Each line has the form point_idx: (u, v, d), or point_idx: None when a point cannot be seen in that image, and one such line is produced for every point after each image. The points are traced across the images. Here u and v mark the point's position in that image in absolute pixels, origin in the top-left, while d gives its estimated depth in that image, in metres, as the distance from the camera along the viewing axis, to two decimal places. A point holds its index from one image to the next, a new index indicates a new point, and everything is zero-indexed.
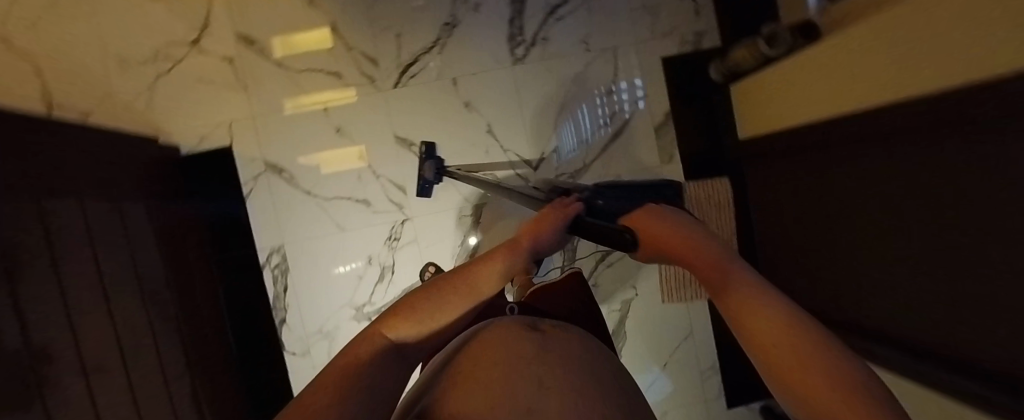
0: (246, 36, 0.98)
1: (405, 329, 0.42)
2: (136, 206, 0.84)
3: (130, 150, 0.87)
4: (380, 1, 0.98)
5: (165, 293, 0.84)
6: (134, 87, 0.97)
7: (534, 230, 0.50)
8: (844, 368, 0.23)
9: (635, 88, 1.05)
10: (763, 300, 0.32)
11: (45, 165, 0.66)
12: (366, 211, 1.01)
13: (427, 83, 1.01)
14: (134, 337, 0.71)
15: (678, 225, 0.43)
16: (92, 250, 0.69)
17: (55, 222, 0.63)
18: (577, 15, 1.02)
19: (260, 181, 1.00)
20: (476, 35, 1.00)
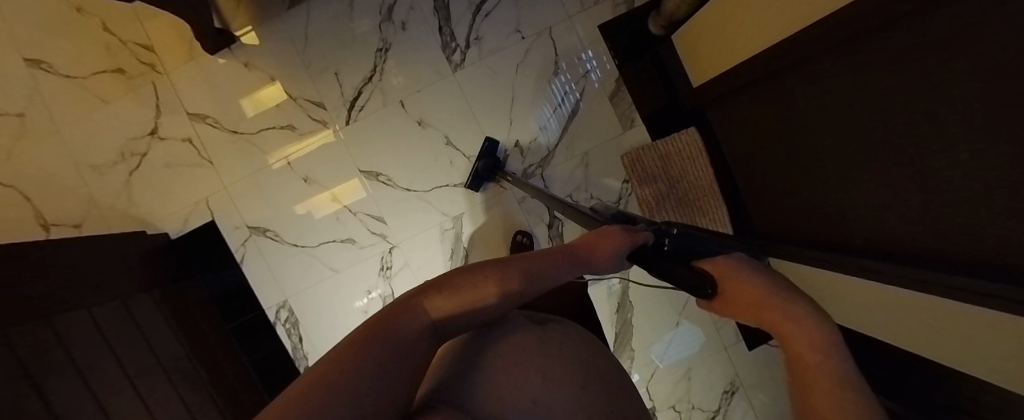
0: (198, 112, 1.01)
1: (446, 306, 0.40)
2: (142, 297, 0.89)
3: (124, 248, 0.92)
4: (312, 45, 0.99)
5: (190, 368, 0.90)
6: (111, 188, 1.02)
7: (595, 246, 0.53)
8: None
9: (581, 61, 1.04)
10: (832, 374, 0.26)
11: (46, 285, 0.70)
12: (354, 249, 1.05)
13: (377, 112, 1.02)
14: (171, 415, 0.77)
15: (755, 276, 0.39)
16: (111, 348, 0.75)
17: (70, 332, 0.69)
18: (503, 6, 1.01)
19: (249, 246, 1.04)
20: (411, 53, 1.01)
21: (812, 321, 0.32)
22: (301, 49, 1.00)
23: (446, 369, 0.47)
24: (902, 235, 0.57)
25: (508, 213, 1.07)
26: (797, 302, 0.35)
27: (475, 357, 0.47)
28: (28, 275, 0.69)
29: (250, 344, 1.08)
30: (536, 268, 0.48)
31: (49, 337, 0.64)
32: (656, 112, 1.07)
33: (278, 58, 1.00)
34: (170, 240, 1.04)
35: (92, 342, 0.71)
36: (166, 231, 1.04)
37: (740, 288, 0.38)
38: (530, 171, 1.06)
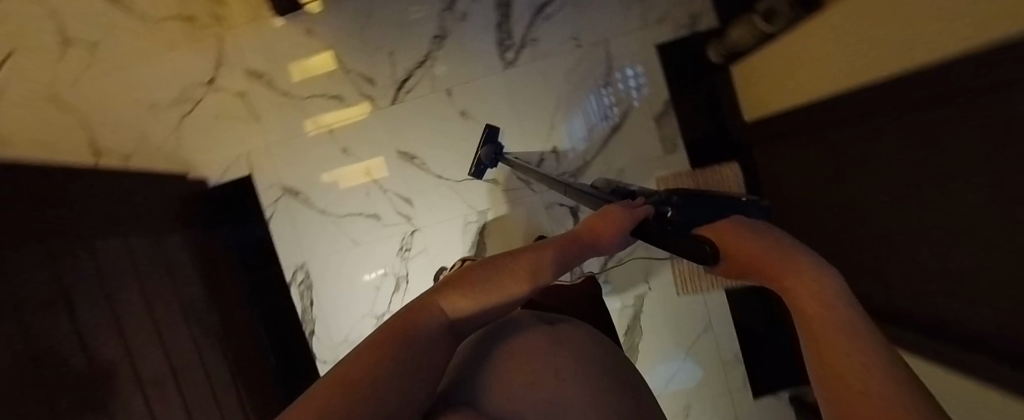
0: (254, 70, 1.05)
1: (461, 303, 0.41)
2: (176, 236, 0.93)
3: (165, 188, 0.96)
4: (372, 22, 1.01)
5: (207, 312, 0.93)
6: (163, 128, 1.07)
7: (597, 229, 0.45)
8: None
9: (632, 78, 1.03)
10: (851, 337, 0.20)
11: (89, 214, 0.73)
12: (377, 225, 1.06)
13: (423, 97, 1.03)
14: (183, 354, 0.80)
15: (767, 241, 0.32)
16: (140, 280, 0.78)
17: (108, 259, 0.72)
18: (564, 11, 1.00)
19: (279, 205, 1.07)
20: (466, 44, 1.01)
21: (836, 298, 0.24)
22: (361, 24, 1.02)
23: (464, 364, 0.47)
24: (949, 312, 0.54)
25: (533, 216, 1.06)
26: (817, 265, 0.28)
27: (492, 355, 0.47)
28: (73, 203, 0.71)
29: (264, 299, 1.11)
30: (539, 260, 0.45)
31: (85, 264, 0.67)
32: (700, 140, 1.05)
33: (338, 29, 1.02)
34: (208, 187, 1.08)
35: (122, 275, 0.74)
36: (204, 178, 1.08)
37: (745, 255, 0.31)
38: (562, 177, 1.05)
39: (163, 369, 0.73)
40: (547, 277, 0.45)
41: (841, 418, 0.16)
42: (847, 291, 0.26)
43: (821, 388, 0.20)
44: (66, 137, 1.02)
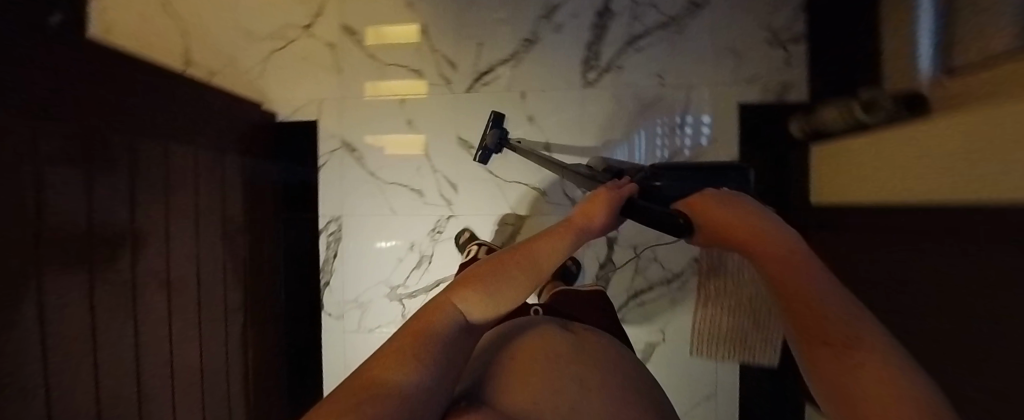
0: (348, 26, 1.09)
1: (473, 300, 0.44)
2: (236, 158, 0.97)
3: (240, 112, 1.00)
4: (470, 10, 1.04)
5: (240, 237, 0.96)
6: (251, 58, 1.12)
7: (587, 212, 0.48)
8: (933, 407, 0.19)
9: (699, 124, 1.01)
10: (834, 316, 0.27)
11: (164, 117, 0.77)
12: (417, 200, 1.08)
13: (496, 93, 1.05)
14: (200, 271, 0.83)
15: (739, 208, 0.39)
16: (191, 191, 0.81)
17: (170, 164, 0.76)
18: (657, 47, 1.00)
19: (334, 156, 1.11)
20: (553, 55, 1.02)
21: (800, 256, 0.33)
22: (460, 10, 1.04)
23: (488, 361, 0.49)
24: None
25: None
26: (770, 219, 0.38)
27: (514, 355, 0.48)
28: (152, 103, 0.75)
29: (294, 238, 1.15)
30: (542, 247, 0.48)
31: (141, 162, 0.69)
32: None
33: (437, 9, 1.05)
34: (275, 122, 1.12)
35: (175, 181, 0.77)
36: (275, 112, 1.12)
37: (721, 221, 0.38)
38: None
39: (171, 278, 0.74)
40: (553, 261, 0.48)
41: (836, 382, 0.24)
42: (796, 239, 0.36)
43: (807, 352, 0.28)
44: (170, 45, 1.12)
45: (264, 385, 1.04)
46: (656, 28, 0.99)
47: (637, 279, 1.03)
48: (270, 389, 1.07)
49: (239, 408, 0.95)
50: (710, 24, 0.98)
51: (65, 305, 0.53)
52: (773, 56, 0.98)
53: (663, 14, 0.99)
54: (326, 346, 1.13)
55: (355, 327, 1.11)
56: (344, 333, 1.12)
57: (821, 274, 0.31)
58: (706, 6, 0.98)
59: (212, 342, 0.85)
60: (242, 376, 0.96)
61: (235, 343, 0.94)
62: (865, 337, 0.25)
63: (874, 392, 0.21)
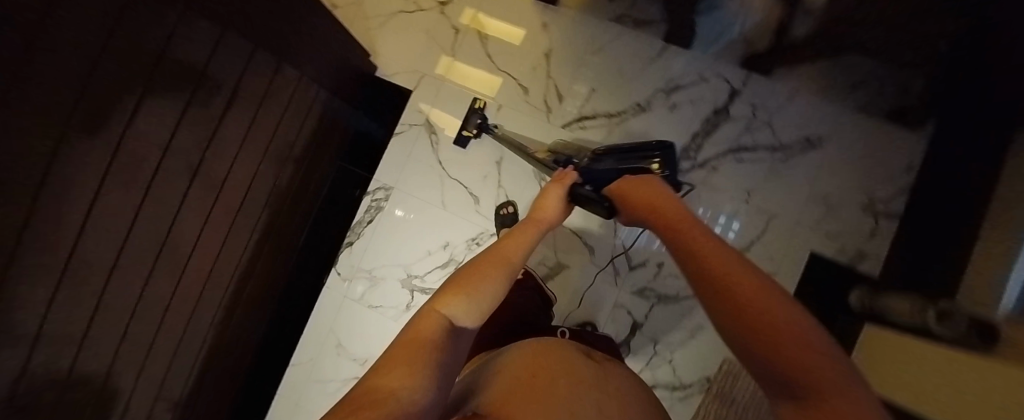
0: (479, 20, 1.09)
1: (457, 302, 0.46)
2: (322, 95, 0.97)
3: (353, 58, 1.02)
4: (598, 56, 1.04)
5: (286, 166, 0.96)
6: (379, 9, 1.13)
7: (541, 206, 0.72)
8: (815, 335, 0.24)
9: (728, 224, 0.99)
10: (726, 260, 0.33)
11: (290, 36, 0.78)
12: (471, 207, 1.05)
13: (589, 140, 1.02)
14: (232, 186, 0.80)
15: (650, 189, 0.60)
16: (265, 109, 0.80)
17: (255, 75, 0.73)
18: (757, 166, 0.99)
19: (411, 130, 1.08)
20: (658, 129, 1.01)
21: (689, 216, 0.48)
22: (589, 50, 1.04)
23: (502, 373, 0.49)
24: None
25: (597, 301, 1.02)
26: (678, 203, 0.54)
27: (532, 371, 0.48)
28: (288, 22, 0.76)
29: (339, 189, 1.17)
30: (510, 241, 0.61)
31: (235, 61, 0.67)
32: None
33: (569, 40, 1.05)
34: (373, 75, 1.12)
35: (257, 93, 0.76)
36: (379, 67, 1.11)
37: (639, 197, 0.61)
38: (642, 291, 1.01)
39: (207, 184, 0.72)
40: (522, 250, 0.61)
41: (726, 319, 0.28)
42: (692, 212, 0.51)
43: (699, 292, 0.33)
44: None
45: (250, 310, 1.04)
46: (764, 147, 0.99)
47: (647, 372, 0.99)
48: (255, 316, 1.07)
49: (217, 323, 0.93)
50: (817, 168, 0.99)
51: (106, 189, 0.51)
52: (861, 224, 0.97)
53: (777, 139, 0.99)
54: (320, 301, 1.09)
55: (356, 297, 1.08)
56: (343, 297, 1.09)
57: (712, 238, 0.39)
58: (820, 150, 0.99)
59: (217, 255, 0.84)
60: (232, 293, 0.95)
61: (240, 260, 0.93)
62: (742, 268, 0.32)
63: (760, 325, 0.25)
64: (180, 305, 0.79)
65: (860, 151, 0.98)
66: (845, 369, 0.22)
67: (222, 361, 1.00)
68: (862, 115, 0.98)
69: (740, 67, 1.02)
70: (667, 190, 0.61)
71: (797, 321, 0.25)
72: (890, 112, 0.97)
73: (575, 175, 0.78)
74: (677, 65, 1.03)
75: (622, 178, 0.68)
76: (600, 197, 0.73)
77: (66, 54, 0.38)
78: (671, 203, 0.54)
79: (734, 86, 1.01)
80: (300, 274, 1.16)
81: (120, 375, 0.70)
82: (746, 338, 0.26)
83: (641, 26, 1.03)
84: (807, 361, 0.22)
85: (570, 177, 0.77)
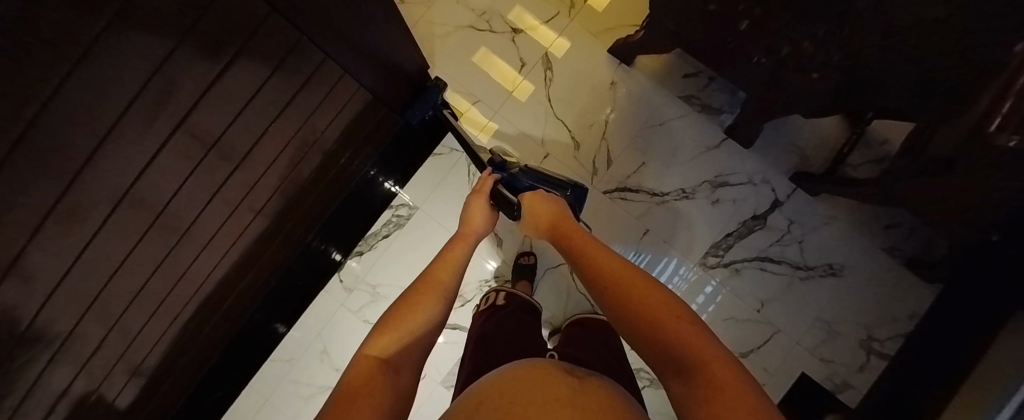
0: (548, 60, 1.09)
1: (391, 340, 0.55)
2: (378, 104, 0.95)
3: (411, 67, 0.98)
4: (656, 131, 1.04)
5: (313, 162, 0.91)
6: (449, 23, 1.12)
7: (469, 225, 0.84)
8: (685, 315, 0.48)
9: (711, 301, 1.03)
10: (637, 277, 0.56)
11: (360, 42, 0.73)
12: (491, 246, 1.12)
13: (627, 213, 1.04)
14: (248, 180, 0.75)
15: (557, 209, 0.81)
16: (309, 112, 0.76)
17: (309, 80, 0.69)
18: (777, 280, 1.02)
19: (453, 155, 1.20)
20: (692, 219, 1.03)
21: (594, 240, 0.70)
22: (648, 123, 1.04)
23: (481, 408, 0.48)
24: None
25: None
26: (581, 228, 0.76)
27: (509, 399, 0.47)
28: (359, 26, 0.71)
29: (364, 196, 1.15)
30: (440, 269, 0.72)
31: (290, 62, 0.61)
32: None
33: (633, 107, 1.05)
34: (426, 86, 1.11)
35: (307, 94, 0.71)
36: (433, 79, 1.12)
37: (552, 216, 0.79)
38: (636, 371, 1.05)
39: (223, 178, 0.66)
40: (454, 273, 0.73)
41: (647, 320, 0.49)
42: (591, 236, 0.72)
43: (623, 303, 0.53)
44: None
45: (243, 295, 1.01)
46: (789, 264, 1.02)
47: None
48: (246, 300, 1.04)
49: (208, 305, 0.90)
50: (832, 295, 1.02)
51: (109, 189, 0.44)
52: (855, 355, 1.02)
53: (803, 259, 1.02)
54: (319, 301, 1.22)
55: (355, 306, 1.20)
56: (342, 305, 1.21)
57: (617, 260, 0.61)
58: (840, 279, 1.02)
59: (219, 243, 0.80)
60: (229, 279, 0.91)
61: (241, 249, 0.88)
62: (645, 281, 0.55)
63: (668, 317, 0.47)
64: (176, 288, 0.76)
65: (877, 290, 1.02)
66: (698, 325, 0.47)
67: (204, 341, 0.98)
68: (887, 254, 1.02)
69: (789, 179, 1.02)
70: (566, 209, 0.82)
71: (678, 310, 0.49)
72: (910, 258, 1.00)
73: (493, 179, 0.90)
74: (729, 161, 1.03)
75: (530, 192, 0.84)
76: (514, 201, 0.86)
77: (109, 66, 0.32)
78: (576, 227, 0.75)
79: (779, 198, 1.02)
80: (300, 268, 1.13)
81: (101, 353, 0.67)
82: (663, 328, 0.46)
83: (706, 111, 1.04)
84: (689, 333, 0.45)
85: (489, 182, 0.89)
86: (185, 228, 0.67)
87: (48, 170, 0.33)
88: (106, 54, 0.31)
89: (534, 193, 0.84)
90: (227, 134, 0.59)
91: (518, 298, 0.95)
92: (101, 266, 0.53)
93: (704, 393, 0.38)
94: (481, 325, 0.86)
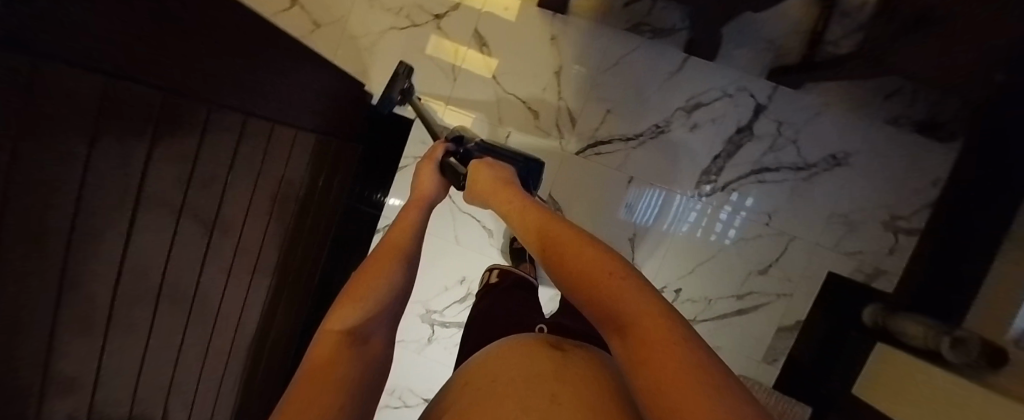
0: (481, 36, 1.03)
1: (356, 313, 0.40)
2: (328, 137, 0.95)
3: (346, 90, 0.96)
4: (615, 72, 0.98)
5: (289, 213, 0.93)
6: (369, 30, 1.07)
7: (420, 185, 0.67)
8: (610, 262, 0.33)
9: (728, 225, 0.99)
10: (561, 228, 0.39)
11: (282, 88, 0.73)
12: (485, 239, 1.13)
13: (607, 167, 1.00)
14: (233, 251, 0.77)
15: (499, 175, 0.63)
16: (259, 171, 0.76)
17: (246, 141, 0.68)
18: (779, 186, 0.97)
19: (417, 163, 1.15)
20: (675, 153, 0.98)
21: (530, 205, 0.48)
22: (602, 68, 0.98)
23: (470, 392, 0.45)
24: None
25: None
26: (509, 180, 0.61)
27: (495, 379, 0.44)
28: (272, 71, 0.68)
29: (350, 225, 1.19)
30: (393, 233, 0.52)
31: (217, 129, 0.60)
32: (799, 379, 1.00)
33: (582, 56, 0.99)
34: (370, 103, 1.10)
35: (253, 156, 0.72)
36: (374, 94, 1.10)
37: (490, 178, 0.63)
38: None
39: (205, 257, 0.69)
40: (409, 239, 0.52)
41: (571, 276, 0.34)
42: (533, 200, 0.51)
43: (545, 265, 0.38)
44: None
45: (276, 346, 1.08)
46: (789, 167, 0.96)
47: None
48: (281, 350, 1.12)
49: (248, 364, 0.97)
50: (841, 186, 0.96)
51: (91, 304, 0.46)
52: (882, 241, 0.97)
53: (802, 157, 0.96)
54: None
55: None
56: None
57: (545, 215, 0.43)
58: (847, 167, 0.95)
59: (233, 312, 0.84)
60: (258, 338, 0.98)
61: (256, 310, 0.93)
62: (568, 229, 0.39)
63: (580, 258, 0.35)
64: (209, 361, 0.81)
65: (889, 167, 0.95)
66: (635, 275, 0.32)
67: (258, 396, 1.06)
68: (894, 126, 0.94)
69: (766, 79, 0.95)
70: (515, 177, 0.64)
71: (602, 257, 0.34)
72: (920, 122, 0.92)
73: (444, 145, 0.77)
74: (697, 80, 0.97)
75: (474, 166, 0.68)
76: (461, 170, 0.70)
77: (41, 199, 0.33)
78: (510, 188, 0.58)
79: (759, 102, 0.96)
80: (316, 307, 1.21)
81: None
82: (620, 302, 0.30)
83: (658, 36, 0.94)
84: (629, 293, 0.30)
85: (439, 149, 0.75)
86: (189, 310, 0.70)
87: (22, 317, 0.35)
88: (35, 189, 0.31)
89: (482, 167, 0.66)
90: (189, 218, 0.61)
91: (511, 274, 0.91)
92: (127, 366, 0.58)
93: (639, 355, 0.26)
94: (475, 309, 0.82)
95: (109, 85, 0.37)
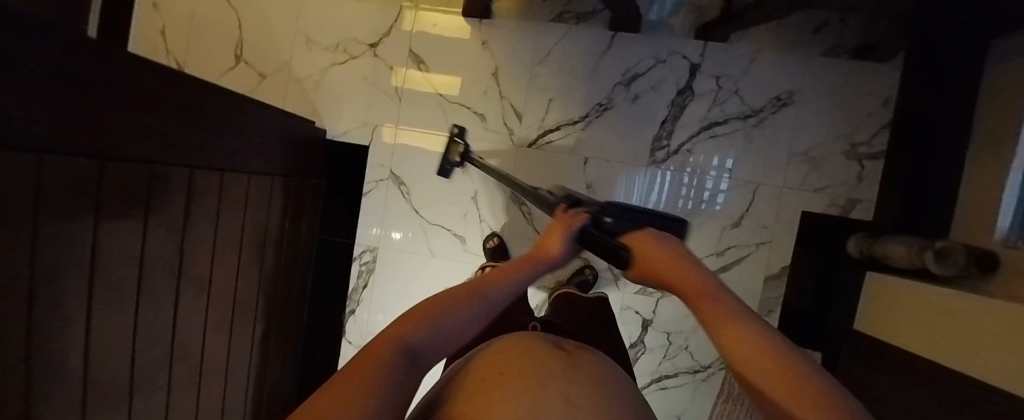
0: (417, 54, 1.07)
1: (423, 332, 0.33)
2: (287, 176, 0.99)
3: (297, 130, 1.00)
4: (548, 61, 1.01)
5: (264, 255, 0.96)
6: (311, 70, 1.12)
7: (543, 243, 0.45)
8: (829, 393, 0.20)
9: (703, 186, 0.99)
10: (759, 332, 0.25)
11: (230, 137, 0.77)
12: (459, 246, 1.14)
13: (560, 153, 1.02)
14: (215, 299, 0.80)
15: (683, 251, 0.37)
16: (222, 218, 0.79)
17: (205, 191, 0.72)
18: (732, 138, 0.97)
19: (380, 186, 1.16)
20: (623, 127, 1.00)
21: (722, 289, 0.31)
22: (536, 60, 1.01)
23: (472, 378, 0.42)
24: None
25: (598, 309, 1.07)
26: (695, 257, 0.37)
27: (506, 364, 0.42)
28: (219, 122, 0.73)
29: (327, 259, 1.21)
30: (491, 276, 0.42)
31: (173, 183, 0.63)
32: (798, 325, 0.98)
33: (515, 53, 1.02)
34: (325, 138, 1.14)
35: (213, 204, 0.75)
36: (327, 129, 1.14)
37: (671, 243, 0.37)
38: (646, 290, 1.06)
39: (187, 307, 0.72)
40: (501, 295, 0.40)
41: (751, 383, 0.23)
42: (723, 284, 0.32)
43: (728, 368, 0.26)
44: (227, 45, 1.14)
45: (273, 390, 1.08)
46: (737, 117, 0.97)
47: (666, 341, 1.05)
48: (280, 392, 1.12)
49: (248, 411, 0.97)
50: (793, 126, 0.96)
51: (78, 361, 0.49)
52: (846, 170, 0.96)
53: (747, 105, 0.96)
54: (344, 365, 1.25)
55: None
56: None
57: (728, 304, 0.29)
58: (793, 106, 0.96)
59: (223, 359, 0.85)
60: (254, 383, 0.98)
61: (246, 356, 0.94)
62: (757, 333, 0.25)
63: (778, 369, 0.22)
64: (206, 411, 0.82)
65: (835, 97, 0.95)
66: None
67: None
68: (831, 57, 0.94)
69: (695, 39, 0.97)
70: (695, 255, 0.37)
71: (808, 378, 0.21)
72: (855, 48, 0.93)
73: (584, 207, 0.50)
74: (628, 52, 0.99)
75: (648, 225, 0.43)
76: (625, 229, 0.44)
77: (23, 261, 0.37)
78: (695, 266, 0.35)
79: (694, 61, 0.97)
80: (309, 345, 1.22)
81: None
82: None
83: (581, 19, 0.99)
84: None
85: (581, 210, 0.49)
86: (180, 361, 0.72)
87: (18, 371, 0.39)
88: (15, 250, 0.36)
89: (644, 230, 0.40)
90: (165, 271, 0.64)
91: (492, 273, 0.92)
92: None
93: None
94: None
95: (44, 162, 0.38)
